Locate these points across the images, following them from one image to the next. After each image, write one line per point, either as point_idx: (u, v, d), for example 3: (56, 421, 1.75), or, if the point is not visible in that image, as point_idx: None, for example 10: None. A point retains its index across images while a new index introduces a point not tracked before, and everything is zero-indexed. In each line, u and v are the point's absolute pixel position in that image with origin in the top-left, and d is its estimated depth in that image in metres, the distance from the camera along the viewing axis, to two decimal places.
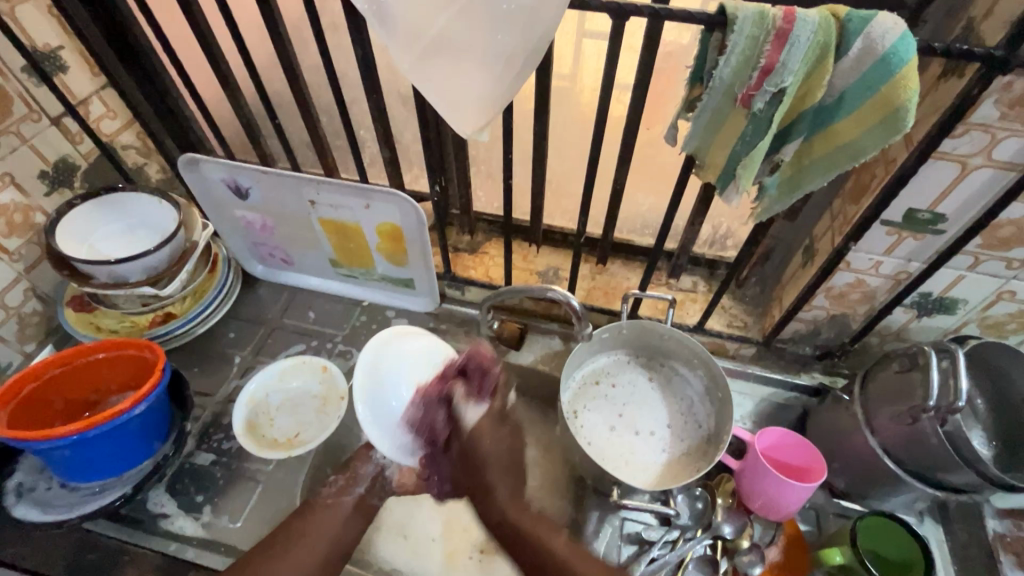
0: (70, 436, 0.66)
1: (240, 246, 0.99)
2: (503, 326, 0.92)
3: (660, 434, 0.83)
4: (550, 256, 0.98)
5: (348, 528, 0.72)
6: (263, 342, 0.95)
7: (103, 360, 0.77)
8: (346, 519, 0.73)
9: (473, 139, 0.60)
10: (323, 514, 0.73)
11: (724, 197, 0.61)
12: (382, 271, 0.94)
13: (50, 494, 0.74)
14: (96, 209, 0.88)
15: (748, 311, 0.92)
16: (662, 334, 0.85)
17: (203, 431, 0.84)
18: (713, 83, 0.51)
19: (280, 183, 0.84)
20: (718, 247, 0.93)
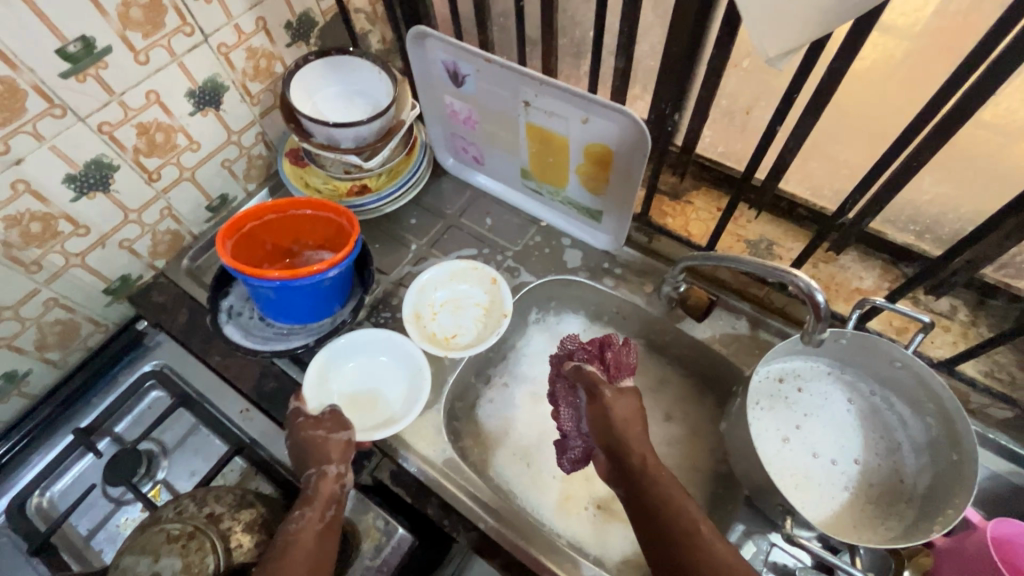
0: (277, 281, 0.71)
1: (438, 134, 0.97)
2: (691, 291, 0.79)
3: (846, 469, 0.69)
4: (767, 226, 0.83)
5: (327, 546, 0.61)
6: (439, 237, 0.95)
7: (309, 217, 0.82)
8: (319, 548, 0.60)
9: (771, 65, 0.47)
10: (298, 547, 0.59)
11: None
12: (573, 195, 0.87)
13: (251, 322, 0.83)
14: (324, 69, 0.89)
15: (1021, 365, 0.73)
16: (894, 360, 0.68)
17: (374, 305, 0.89)
18: None
19: (499, 75, 0.77)
20: (1008, 272, 0.73)
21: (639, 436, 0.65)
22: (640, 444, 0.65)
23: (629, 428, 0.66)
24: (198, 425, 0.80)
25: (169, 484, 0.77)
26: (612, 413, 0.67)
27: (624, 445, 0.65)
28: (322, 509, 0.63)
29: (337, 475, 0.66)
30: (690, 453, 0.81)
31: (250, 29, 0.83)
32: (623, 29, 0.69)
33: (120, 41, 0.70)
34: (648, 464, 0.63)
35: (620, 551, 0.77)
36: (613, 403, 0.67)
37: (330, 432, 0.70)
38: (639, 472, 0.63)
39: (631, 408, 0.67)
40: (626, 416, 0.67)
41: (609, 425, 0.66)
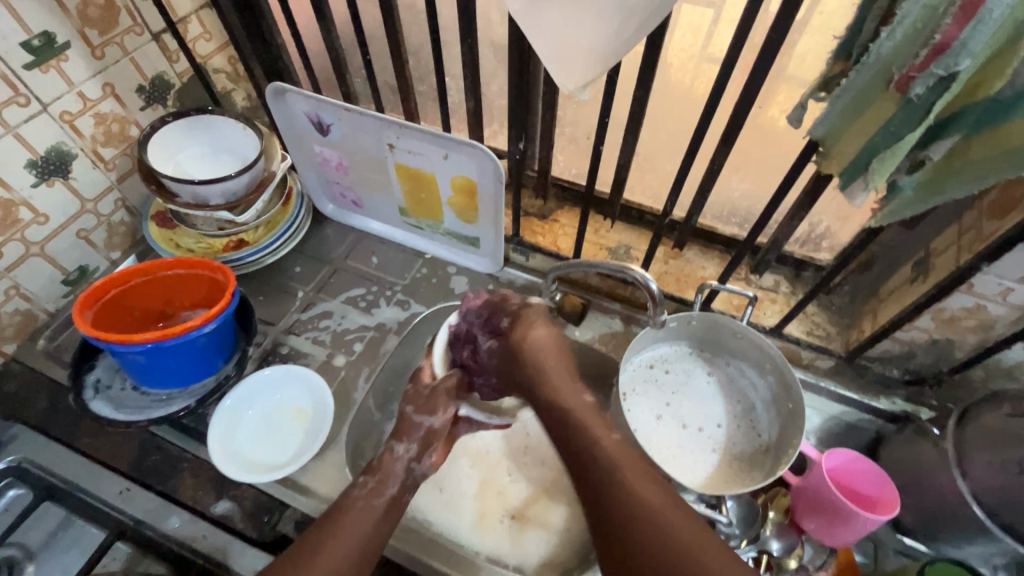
0: (146, 344, 0.69)
1: (313, 183, 0.99)
2: (565, 299, 0.87)
3: (712, 434, 0.78)
4: (623, 233, 0.93)
5: (386, 520, 0.66)
6: (326, 281, 0.96)
7: (181, 276, 0.80)
8: (378, 523, 0.65)
9: (573, 96, 0.55)
10: (356, 514, 0.65)
11: (846, 193, 0.55)
12: (449, 225, 0.93)
13: (123, 394, 0.78)
14: (184, 129, 0.89)
15: (833, 322, 0.85)
16: (734, 332, 0.79)
17: (263, 357, 0.88)
18: (867, 58, 0.44)
19: (362, 122, 0.82)
20: (811, 247, 0.85)
21: (642, 474, 0.60)
22: (647, 487, 0.59)
23: (628, 470, 0.60)
24: (70, 516, 0.74)
25: None
26: (599, 456, 0.61)
27: (628, 487, 0.59)
28: (382, 484, 0.68)
29: (403, 454, 0.71)
30: None
31: (96, 96, 0.81)
32: (466, 74, 0.77)
33: None
34: (656, 507, 0.57)
35: (536, 553, 0.80)
36: (599, 442, 0.63)
37: (416, 413, 0.74)
38: (646, 522, 0.57)
39: (619, 448, 0.62)
40: (535, 349, 0.69)
41: (599, 467, 0.61)
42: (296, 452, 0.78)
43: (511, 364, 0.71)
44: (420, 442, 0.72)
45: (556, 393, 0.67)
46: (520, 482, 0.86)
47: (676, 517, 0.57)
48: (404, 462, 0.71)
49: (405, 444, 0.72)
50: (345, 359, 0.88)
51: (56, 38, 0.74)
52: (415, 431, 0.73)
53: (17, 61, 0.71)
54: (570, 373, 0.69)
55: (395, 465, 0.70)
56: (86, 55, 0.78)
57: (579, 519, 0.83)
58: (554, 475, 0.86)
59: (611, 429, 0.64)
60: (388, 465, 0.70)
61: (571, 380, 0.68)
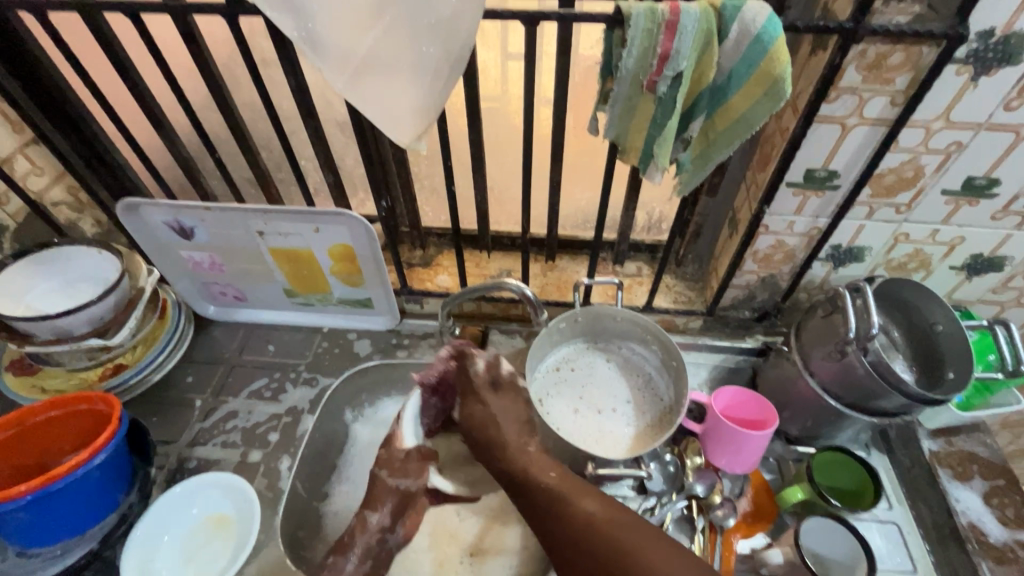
0: (25, 497, 0.63)
1: (189, 289, 0.98)
2: (465, 331, 0.96)
3: (623, 411, 0.87)
4: (501, 259, 1.02)
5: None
6: (224, 382, 0.94)
7: (55, 418, 0.74)
8: None
9: (411, 149, 0.62)
10: None
11: (646, 175, 0.67)
12: (338, 295, 0.95)
13: (8, 563, 0.70)
14: (30, 270, 0.86)
15: (690, 287, 0.98)
16: (615, 317, 0.90)
17: (169, 477, 0.83)
18: (620, 74, 0.58)
19: (225, 217, 0.84)
20: (655, 231, 1.00)
21: (579, 493, 0.60)
22: (584, 501, 0.59)
23: (572, 498, 0.60)
24: None
25: None
26: (538, 489, 0.62)
27: (567, 510, 0.59)
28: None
29: None
30: None
31: None
32: (318, 152, 0.83)
33: None
34: (592, 518, 0.57)
35: None
36: (540, 477, 0.63)
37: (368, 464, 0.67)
38: (587, 538, 0.56)
39: (559, 477, 0.63)
40: (483, 420, 0.71)
41: (544, 511, 0.61)
42: (231, 561, 0.74)
43: (472, 444, 0.72)
44: None
45: (512, 459, 0.67)
46: (469, 518, 0.84)
47: (618, 523, 0.56)
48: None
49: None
50: (261, 452, 0.86)
51: None
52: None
53: None
54: (524, 430, 0.70)
55: None
56: None
57: (533, 531, 0.85)
58: (500, 499, 0.88)
59: (550, 466, 0.65)
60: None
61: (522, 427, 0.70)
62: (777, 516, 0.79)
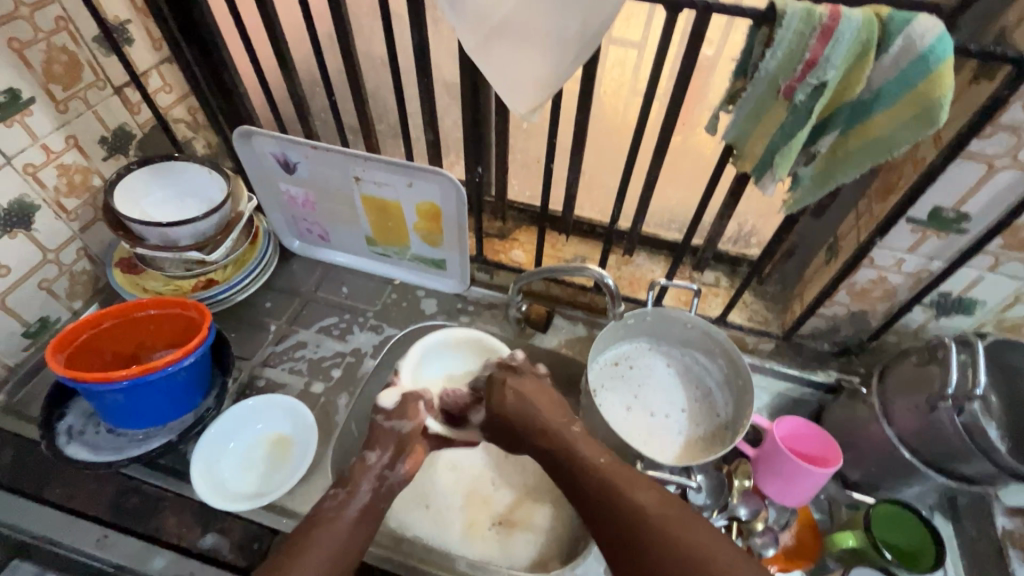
0: (123, 382, 0.69)
1: (280, 221, 1.03)
2: (532, 308, 0.96)
3: (677, 418, 0.86)
4: (578, 245, 1.03)
5: (358, 532, 0.64)
6: (298, 313, 0.99)
7: (154, 315, 0.81)
8: (349, 535, 0.63)
9: (525, 119, 0.63)
10: (323, 529, 0.63)
11: (759, 184, 0.64)
12: (415, 250, 0.98)
13: (99, 437, 0.77)
14: (147, 176, 0.92)
15: (769, 307, 0.96)
16: (686, 323, 0.87)
17: (239, 390, 0.89)
18: (758, 75, 0.55)
19: (328, 158, 0.88)
20: (742, 244, 0.97)
21: (629, 482, 0.62)
22: (637, 493, 0.61)
23: (626, 488, 0.61)
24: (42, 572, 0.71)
25: None
26: (590, 474, 0.63)
27: (620, 497, 0.61)
28: (355, 492, 0.67)
29: (375, 463, 0.70)
30: None
31: (60, 148, 0.83)
32: (425, 109, 0.85)
33: None
34: (645, 509, 0.59)
35: (526, 555, 0.83)
36: (590, 459, 0.64)
37: (388, 420, 0.74)
38: (643, 530, 0.58)
39: (611, 462, 0.64)
40: (518, 406, 0.71)
41: (596, 495, 0.62)
42: (282, 479, 0.78)
43: (507, 429, 0.72)
44: (389, 449, 0.71)
45: (550, 431, 0.67)
46: (504, 488, 0.88)
47: (670, 516, 0.59)
48: (376, 470, 0.70)
49: (378, 452, 0.71)
50: (323, 385, 0.90)
51: (21, 94, 0.76)
52: (387, 438, 0.72)
53: None
54: (562, 411, 0.71)
55: (365, 475, 0.69)
56: (51, 110, 0.81)
57: (564, 515, 0.86)
58: (536, 478, 0.89)
59: (600, 450, 0.65)
60: (361, 473, 0.69)
61: (560, 404, 0.71)
62: (819, 557, 0.77)
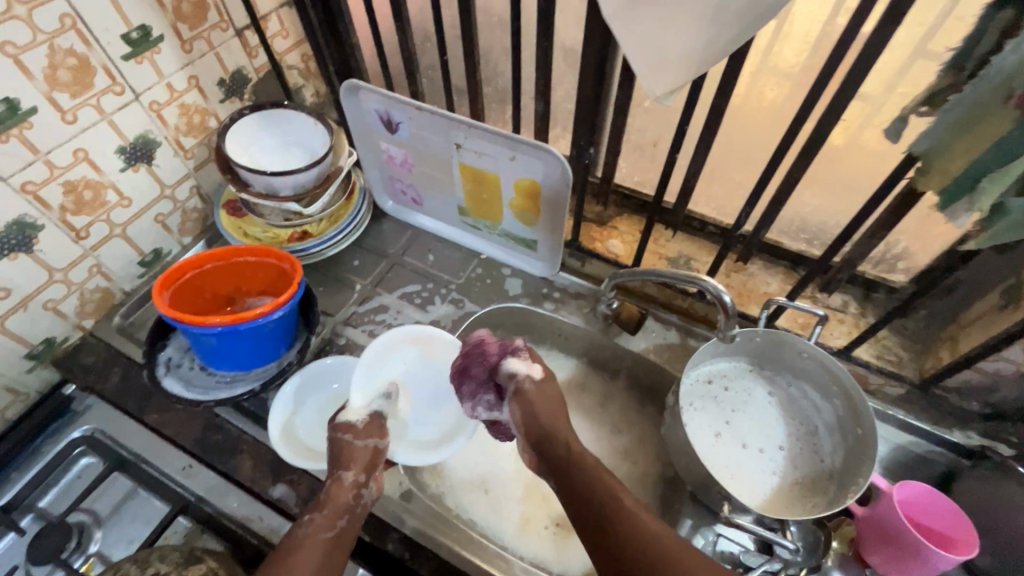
0: (219, 327, 0.72)
1: (376, 179, 1.01)
2: (623, 306, 0.87)
3: (772, 456, 0.76)
4: (684, 244, 0.93)
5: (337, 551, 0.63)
6: (383, 276, 0.98)
7: (251, 263, 0.83)
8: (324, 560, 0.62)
9: (660, 102, 0.54)
10: (300, 552, 0.61)
11: (944, 211, 0.52)
12: (507, 227, 0.93)
13: (192, 373, 0.82)
14: (258, 122, 0.92)
15: (906, 346, 0.83)
16: (801, 351, 0.76)
17: (321, 346, 0.90)
18: (986, 71, 0.43)
19: (431, 121, 0.83)
20: (885, 268, 0.83)
21: (637, 508, 0.62)
22: (649, 519, 0.61)
23: (635, 509, 0.62)
24: (135, 487, 0.77)
25: (102, 556, 0.72)
26: (596, 494, 0.63)
27: (630, 518, 0.61)
28: (333, 517, 0.65)
29: (352, 482, 0.68)
30: (641, 463, 0.86)
31: (182, 87, 0.85)
32: (540, 76, 0.77)
33: (47, 102, 0.71)
34: (662, 538, 0.59)
35: (582, 565, 0.78)
36: (594, 476, 0.65)
37: (357, 438, 0.73)
38: (660, 556, 0.57)
39: (619, 486, 0.64)
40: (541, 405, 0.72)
41: (602, 516, 0.62)
42: None
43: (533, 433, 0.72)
44: (365, 464, 0.70)
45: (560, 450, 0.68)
46: None
47: (689, 550, 0.58)
48: (351, 490, 0.68)
49: (353, 471, 0.69)
50: None
51: (152, 31, 0.78)
52: (360, 454, 0.71)
53: (115, 52, 0.75)
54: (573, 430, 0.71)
55: (342, 494, 0.67)
56: (177, 48, 0.82)
57: None
58: None
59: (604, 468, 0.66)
60: (336, 495, 0.67)
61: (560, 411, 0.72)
62: None
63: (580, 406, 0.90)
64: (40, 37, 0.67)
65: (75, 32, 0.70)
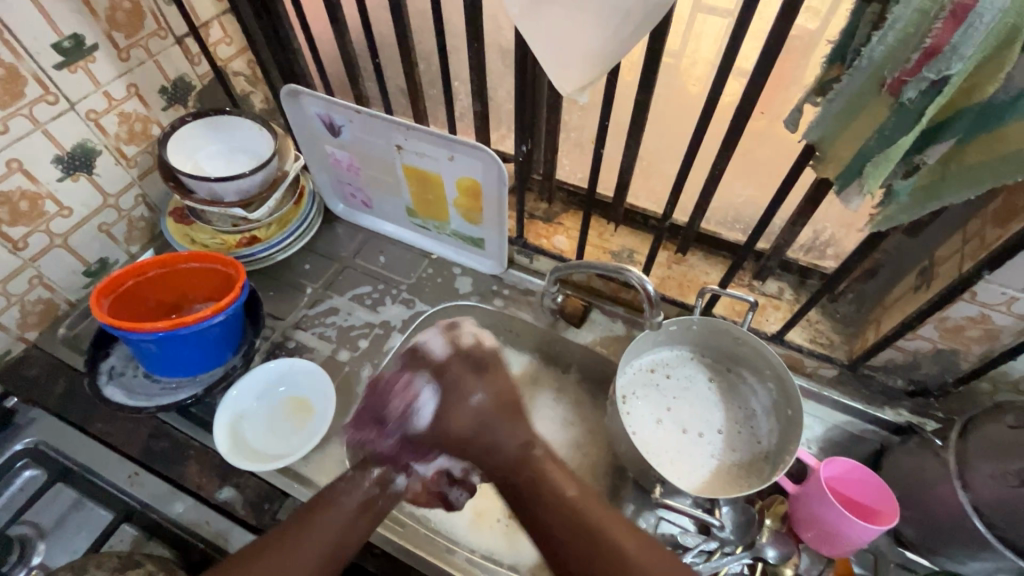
0: (158, 333, 0.72)
1: (325, 183, 1.02)
2: (567, 300, 0.90)
3: (712, 440, 0.78)
4: (626, 237, 0.97)
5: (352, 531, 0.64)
6: (334, 278, 0.99)
7: (195, 269, 0.83)
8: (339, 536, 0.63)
9: (572, 98, 0.56)
10: (321, 518, 0.63)
11: (842, 196, 0.55)
12: (455, 226, 0.94)
13: (135, 380, 0.82)
14: (201, 129, 0.93)
15: (838, 330, 0.85)
16: (735, 337, 0.79)
17: (271, 349, 0.90)
18: (859, 63, 0.45)
19: (373, 124, 0.84)
20: (816, 254, 0.86)
21: (623, 531, 0.59)
22: (629, 543, 0.58)
23: (616, 534, 0.59)
24: (80, 499, 0.77)
25: (44, 567, 0.72)
26: (577, 518, 0.60)
27: (609, 539, 0.58)
28: (371, 484, 0.67)
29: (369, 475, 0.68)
30: (589, 452, 0.88)
31: (121, 96, 0.85)
32: (474, 77, 0.79)
33: None
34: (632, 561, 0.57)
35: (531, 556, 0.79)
36: (574, 501, 0.61)
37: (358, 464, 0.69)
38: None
39: (603, 508, 0.61)
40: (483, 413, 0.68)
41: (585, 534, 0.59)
42: (299, 445, 0.80)
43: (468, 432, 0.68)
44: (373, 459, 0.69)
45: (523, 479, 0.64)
46: None
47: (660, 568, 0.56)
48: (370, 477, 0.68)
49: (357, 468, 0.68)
50: (349, 354, 0.90)
51: (85, 41, 0.78)
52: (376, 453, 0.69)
53: (47, 62, 0.75)
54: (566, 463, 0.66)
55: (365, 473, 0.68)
56: (114, 57, 0.82)
57: None
58: None
59: (584, 488, 0.63)
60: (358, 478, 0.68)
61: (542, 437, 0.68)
62: None
63: (531, 400, 0.92)
64: None
65: (2, 43, 0.70)
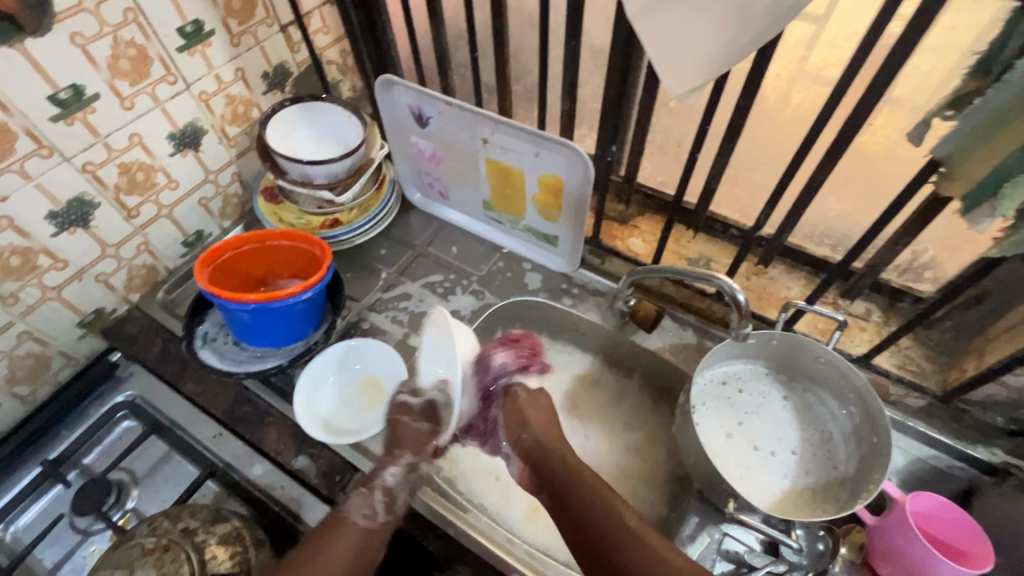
0: (252, 304, 0.76)
1: (405, 172, 1.05)
2: (640, 304, 0.89)
3: (784, 459, 0.76)
4: (704, 245, 0.95)
5: (373, 537, 0.68)
6: (408, 265, 1.01)
7: (285, 247, 0.87)
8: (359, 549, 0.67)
9: (681, 100, 0.55)
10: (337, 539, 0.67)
11: (967, 215, 0.52)
12: (530, 223, 0.95)
13: (225, 347, 0.87)
14: (296, 114, 0.97)
15: (929, 358, 0.82)
16: (818, 356, 0.76)
17: (346, 329, 0.94)
18: (1009, 76, 0.42)
19: (461, 116, 0.86)
20: (912, 276, 0.81)
21: (647, 529, 0.66)
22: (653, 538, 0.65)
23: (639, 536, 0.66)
24: (169, 452, 0.83)
25: (137, 511, 0.79)
26: (611, 519, 0.67)
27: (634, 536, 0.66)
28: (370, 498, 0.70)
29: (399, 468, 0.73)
30: (650, 459, 0.86)
31: (230, 79, 0.91)
32: (566, 74, 0.79)
33: (108, 89, 0.76)
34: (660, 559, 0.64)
35: None
36: (610, 504, 0.68)
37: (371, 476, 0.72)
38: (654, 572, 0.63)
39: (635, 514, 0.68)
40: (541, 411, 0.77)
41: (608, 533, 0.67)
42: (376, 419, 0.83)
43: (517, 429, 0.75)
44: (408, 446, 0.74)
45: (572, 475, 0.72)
46: None
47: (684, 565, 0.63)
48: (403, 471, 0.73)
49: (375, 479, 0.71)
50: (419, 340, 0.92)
51: (204, 26, 0.83)
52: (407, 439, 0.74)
53: (171, 45, 0.80)
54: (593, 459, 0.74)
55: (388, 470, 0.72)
56: (226, 42, 0.87)
57: None
58: (610, 478, 0.85)
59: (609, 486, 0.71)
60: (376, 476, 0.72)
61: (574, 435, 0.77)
62: None
63: (593, 400, 0.92)
64: (105, 29, 0.73)
65: (136, 25, 0.75)
